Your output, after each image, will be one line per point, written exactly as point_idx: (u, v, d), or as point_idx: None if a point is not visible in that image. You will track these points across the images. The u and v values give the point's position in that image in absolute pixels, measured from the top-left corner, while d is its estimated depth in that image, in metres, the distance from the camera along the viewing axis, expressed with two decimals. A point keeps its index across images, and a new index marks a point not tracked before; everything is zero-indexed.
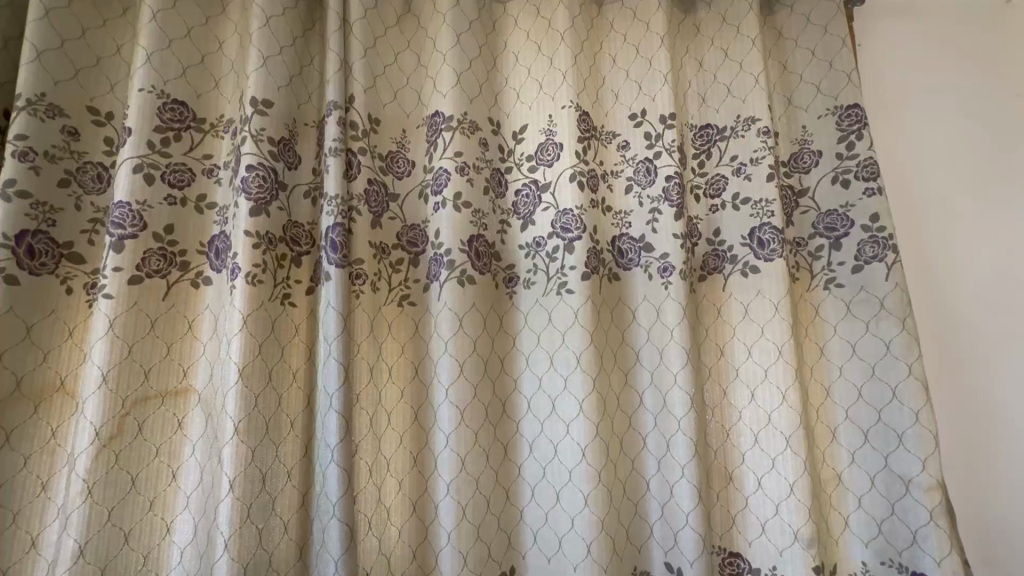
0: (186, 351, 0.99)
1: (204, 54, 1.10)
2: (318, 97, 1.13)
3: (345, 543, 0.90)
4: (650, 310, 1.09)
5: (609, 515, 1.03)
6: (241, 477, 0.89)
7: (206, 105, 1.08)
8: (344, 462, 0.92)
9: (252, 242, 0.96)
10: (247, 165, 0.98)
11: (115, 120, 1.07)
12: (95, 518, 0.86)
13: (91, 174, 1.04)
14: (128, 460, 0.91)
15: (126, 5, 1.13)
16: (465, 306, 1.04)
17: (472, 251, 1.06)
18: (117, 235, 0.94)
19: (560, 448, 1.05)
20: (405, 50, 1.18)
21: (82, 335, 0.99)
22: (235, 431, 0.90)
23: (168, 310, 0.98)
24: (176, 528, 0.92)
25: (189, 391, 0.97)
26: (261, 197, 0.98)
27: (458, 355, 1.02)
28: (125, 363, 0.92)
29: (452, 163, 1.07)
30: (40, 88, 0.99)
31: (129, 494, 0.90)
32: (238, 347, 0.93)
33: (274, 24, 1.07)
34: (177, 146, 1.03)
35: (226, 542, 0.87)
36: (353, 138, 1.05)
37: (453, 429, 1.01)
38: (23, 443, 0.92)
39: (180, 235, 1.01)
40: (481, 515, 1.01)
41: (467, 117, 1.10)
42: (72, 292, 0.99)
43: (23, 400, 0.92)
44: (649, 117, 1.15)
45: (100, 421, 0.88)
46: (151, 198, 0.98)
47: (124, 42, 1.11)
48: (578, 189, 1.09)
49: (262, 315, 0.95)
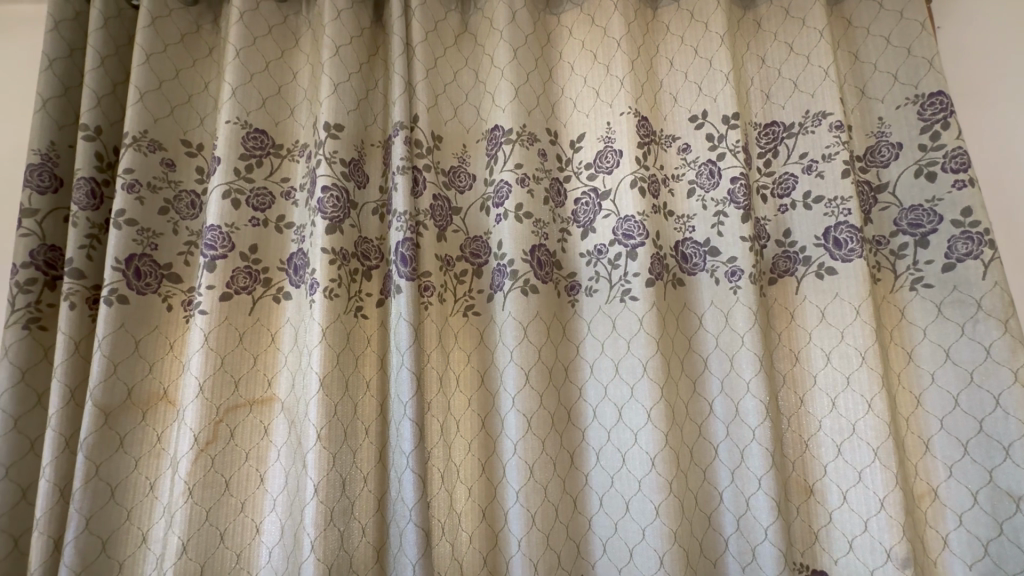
0: (270, 361, 1.06)
1: (280, 85, 1.18)
2: (383, 118, 1.18)
3: (421, 547, 0.93)
4: (718, 315, 1.06)
5: (682, 527, 1.01)
6: (324, 481, 0.94)
7: (283, 132, 1.16)
8: (419, 468, 0.95)
9: (328, 259, 1.02)
10: (322, 186, 1.05)
11: (205, 151, 1.17)
12: (195, 518, 0.93)
13: (186, 201, 1.14)
14: (222, 464, 0.98)
15: (212, 45, 1.23)
16: (529, 314, 1.05)
17: (535, 261, 1.07)
18: (210, 256, 1.02)
19: (627, 457, 1.03)
20: (463, 68, 1.21)
21: (180, 348, 1.08)
22: (318, 438, 0.95)
23: (254, 323, 1.06)
24: (265, 528, 0.99)
25: (273, 400, 1.04)
26: (336, 216, 1.04)
27: (523, 364, 1.03)
28: (218, 374, 0.99)
29: (513, 175, 1.09)
30: (143, 126, 1.10)
31: (224, 495, 0.97)
32: (318, 357, 0.98)
33: (343, 52, 1.13)
34: (259, 171, 1.11)
35: (312, 542, 0.92)
36: (418, 155, 1.10)
37: (520, 437, 1.02)
38: (135, 446, 1.01)
39: (263, 253, 1.08)
40: (551, 523, 1.02)
41: (526, 129, 1.12)
42: (172, 309, 1.09)
43: (134, 408, 1.02)
44: (710, 118, 1.13)
45: (198, 427, 0.95)
46: (239, 221, 1.06)
47: (210, 79, 1.22)
48: (640, 195, 1.09)
49: (338, 327, 1.01)
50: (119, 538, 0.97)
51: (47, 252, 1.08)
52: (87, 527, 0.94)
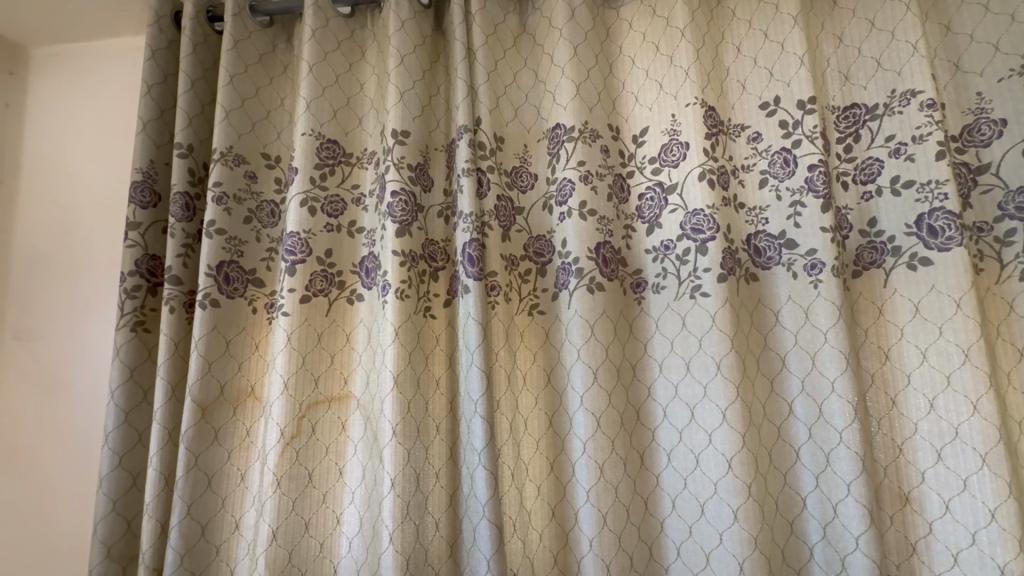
0: (346, 360, 1.11)
1: (349, 97, 1.24)
2: (446, 123, 1.21)
3: (494, 543, 0.94)
4: (797, 311, 1.01)
5: (763, 533, 0.96)
6: (400, 476, 0.97)
7: (353, 141, 1.21)
8: (491, 465, 0.97)
9: (399, 261, 1.06)
10: (392, 191, 1.08)
11: (282, 163, 1.25)
12: (283, 507, 0.99)
13: (267, 210, 1.22)
14: (305, 457, 1.03)
15: (286, 63, 1.31)
16: (596, 313, 1.04)
17: (600, 258, 1.06)
18: (290, 261, 1.08)
19: (701, 458, 1.00)
20: (523, 69, 1.22)
21: (265, 348, 1.16)
22: (393, 434, 0.99)
23: (331, 324, 1.11)
24: (344, 519, 1.03)
25: (349, 397, 1.09)
26: (405, 219, 1.07)
27: (591, 363, 1.02)
28: (300, 372, 1.05)
29: (576, 173, 1.08)
30: (229, 142, 1.18)
31: (308, 487, 1.02)
32: (392, 356, 1.02)
33: (408, 61, 1.17)
34: (332, 180, 1.17)
35: (390, 535, 0.96)
36: (481, 157, 1.11)
37: (589, 437, 1.01)
38: (227, 439, 1.09)
39: (337, 258, 1.14)
40: (622, 524, 1.00)
41: (588, 126, 1.11)
42: (256, 312, 1.16)
43: (226, 404, 1.10)
44: (784, 105, 1.08)
45: (284, 422, 1.01)
46: (315, 227, 1.12)
47: (286, 95, 1.29)
48: (709, 187, 1.05)
49: (410, 327, 1.04)
50: (216, 524, 1.05)
51: (149, 261, 1.19)
52: (189, 514, 1.02)
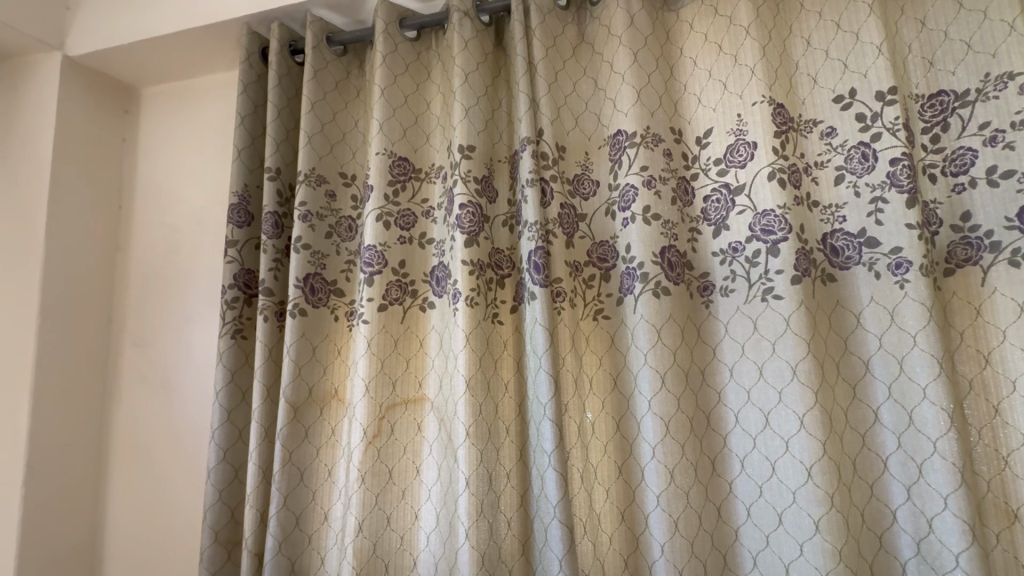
0: (420, 364, 1.18)
1: (417, 115, 1.31)
2: (509, 136, 1.26)
3: (566, 543, 0.97)
4: (881, 313, 0.97)
5: (848, 546, 0.92)
6: (474, 475, 1.02)
7: (422, 157, 1.29)
8: (561, 467, 0.99)
9: (468, 270, 1.10)
10: (460, 204, 1.13)
11: (357, 181, 1.35)
12: (367, 502, 1.06)
13: (345, 225, 1.32)
14: (385, 455, 1.10)
15: (359, 87, 1.41)
16: (663, 317, 1.04)
17: (665, 263, 1.06)
18: (368, 273, 1.15)
19: (777, 465, 0.97)
20: (582, 77, 1.24)
21: (346, 353, 1.25)
22: (467, 435, 1.04)
23: (406, 331, 1.18)
24: (422, 515, 1.09)
25: (423, 399, 1.15)
26: (472, 230, 1.12)
27: (658, 367, 1.02)
28: (380, 376, 1.12)
29: (639, 178, 1.09)
30: (312, 164, 1.28)
31: (388, 483, 1.09)
32: (464, 361, 1.07)
33: (472, 78, 1.22)
34: (404, 195, 1.24)
35: (467, 531, 1.00)
36: (544, 167, 1.14)
37: (659, 441, 1.00)
38: (316, 437, 1.19)
39: (410, 268, 1.21)
40: (695, 530, 0.99)
41: (650, 131, 1.11)
42: (338, 319, 1.26)
43: (314, 405, 1.19)
44: (860, 97, 1.04)
45: (367, 422, 1.09)
46: (389, 240, 1.19)
47: (359, 117, 1.39)
48: (780, 186, 1.03)
49: (480, 333, 1.09)
50: (308, 515, 1.15)
51: (244, 275, 1.31)
52: (285, 504, 1.12)
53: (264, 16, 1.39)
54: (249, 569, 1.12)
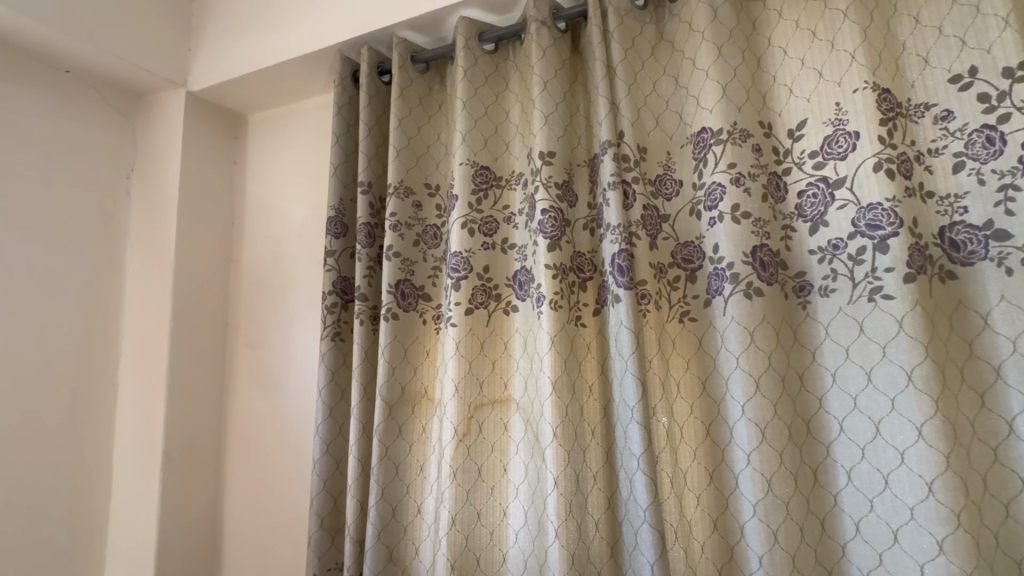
0: (505, 366, 1.21)
1: (497, 125, 1.35)
2: (588, 140, 1.27)
3: (658, 548, 0.95)
4: (1014, 313, 0.87)
5: (980, 569, 0.84)
6: (562, 475, 1.04)
7: (502, 165, 1.33)
8: (650, 471, 0.98)
9: (552, 274, 1.12)
10: (542, 209, 1.15)
11: (441, 191, 1.42)
12: (458, 497, 1.11)
13: (431, 233, 1.39)
14: (475, 453, 1.14)
15: (441, 102, 1.48)
16: (756, 319, 1.00)
17: (757, 263, 1.02)
18: (455, 278, 1.20)
19: (891, 478, 0.91)
20: (662, 76, 1.22)
21: (435, 354, 1.32)
22: (553, 435, 1.05)
23: (491, 333, 1.22)
24: (510, 513, 1.13)
25: (509, 400, 1.19)
26: (555, 235, 1.14)
27: (752, 371, 0.98)
28: (468, 376, 1.17)
29: (726, 176, 1.06)
30: (400, 177, 1.36)
31: (478, 480, 1.14)
32: (550, 363, 1.09)
33: (550, 85, 1.24)
34: (486, 202, 1.28)
35: (556, 530, 1.02)
36: (626, 169, 1.13)
37: (754, 448, 0.96)
38: (409, 434, 1.26)
39: (494, 273, 1.25)
40: (797, 544, 0.93)
41: (738, 126, 1.08)
42: (426, 322, 1.33)
43: (406, 404, 1.27)
44: (983, 74, 0.95)
45: (457, 421, 1.14)
46: (474, 246, 1.23)
47: (442, 130, 1.47)
48: (888, 177, 0.96)
49: (564, 335, 1.10)
50: (403, 507, 1.22)
51: (342, 282, 1.42)
52: (383, 496, 1.20)
53: (354, 42, 1.50)
54: (351, 554, 1.21)
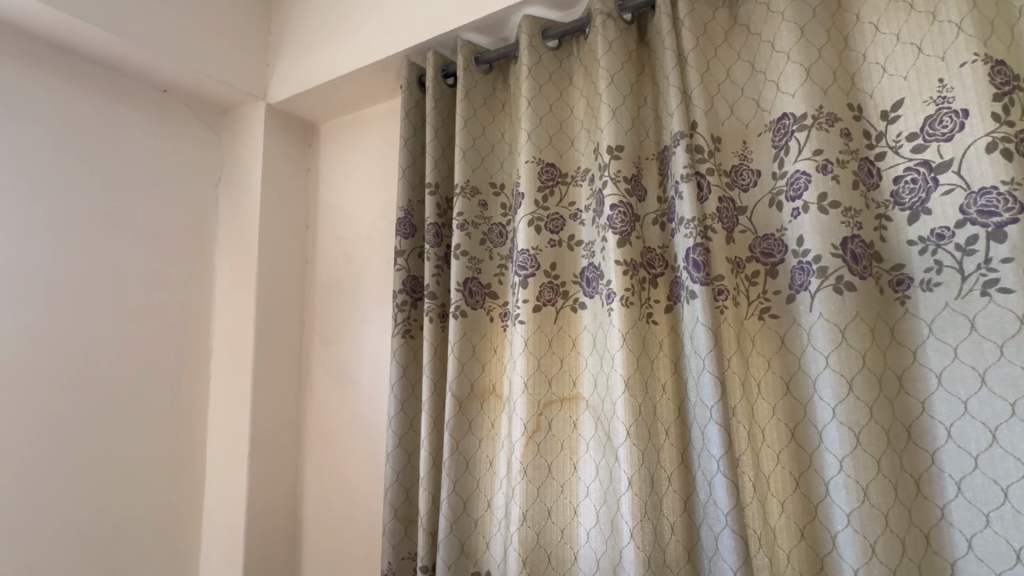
0: (574, 363, 1.21)
1: (561, 121, 1.35)
2: (656, 132, 1.24)
3: (741, 556, 0.91)
4: None
5: None
6: (637, 475, 1.01)
7: (567, 162, 1.32)
8: (731, 473, 0.94)
9: (622, 270, 1.10)
10: (611, 204, 1.13)
11: (506, 190, 1.43)
12: (529, 494, 1.12)
13: (496, 232, 1.41)
14: (544, 450, 1.15)
15: (504, 101, 1.50)
16: (847, 316, 0.93)
17: (848, 255, 0.95)
18: (522, 275, 1.20)
19: (1011, 492, 0.82)
20: (736, 62, 1.17)
21: (502, 352, 1.34)
22: (627, 434, 1.03)
23: (559, 331, 1.22)
24: (581, 511, 1.12)
25: (577, 398, 1.18)
26: (624, 230, 1.12)
27: (843, 371, 0.92)
28: (537, 374, 1.17)
29: (812, 163, 0.99)
30: (466, 177, 1.38)
31: (548, 477, 1.14)
32: (622, 361, 1.07)
33: (618, 78, 1.21)
34: (552, 199, 1.28)
35: (631, 531, 1.00)
36: (699, 160, 1.09)
37: (846, 453, 0.90)
38: (479, 430, 1.29)
39: (561, 270, 1.25)
40: (898, 559, 0.86)
41: (824, 110, 1.01)
42: (493, 320, 1.35)
43: (476, 400, 1.29)
44: None
45: (527, 418, 1.14)
46: (541, 243, 1.23)
47: (506, 130, 1.48)
48: (1005, 158, 0.87)
49: (636, 333, 1.08)
50: (474, 501, 1.25)
51: (411, 281, 1.46)
52: (454, 490, 1.22)
53: (420, 48, 1.54)
54: (425, 545, 1.25)
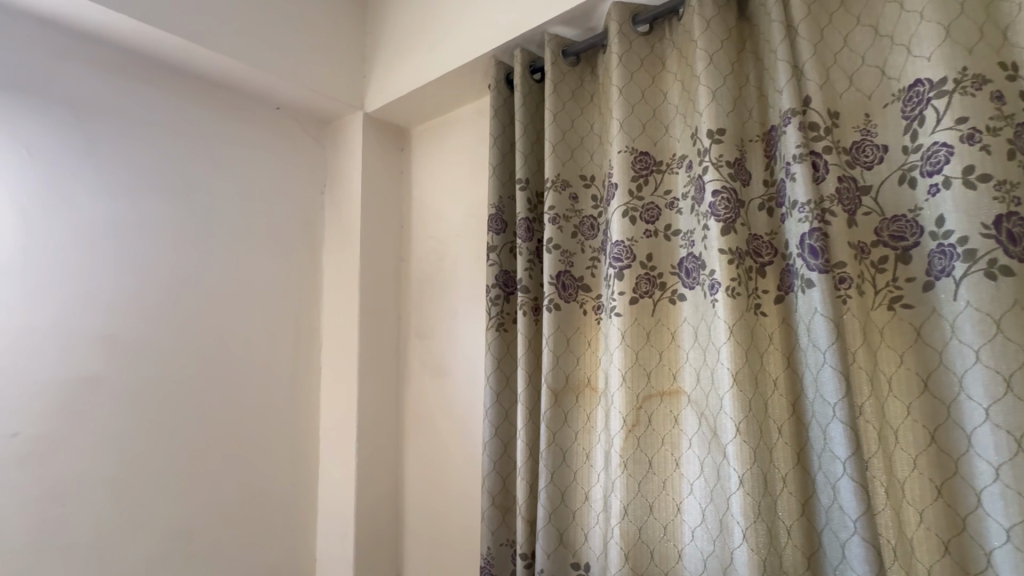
0: (673, 357, 1.17)
1: (654, 108, 1.31)
2: (761, 112, 1.16)
3: (873, 566, 0.83)
4: None
5: None
6: (748, 475, 0.97)
7: (661, 149, 1.28)
8: (860, 476, 0.86)
9: (727, 259, 1.05)
10: (712, 191, 1.08)
11: (596, 181, 1.42)
12: (631, 488, 1.10)
13: (587, 224, 1.40)
14: (645, 445, 1.13)
15: (593, 93, 1.48)
16: (1003, 304, 0.81)
17: (1004, 236, 0.82)
18: (618, 267, 1.18)
19: None
20: (855, 28, 1.06)
21: (597, 345, 1.33)
22: (736, 431, 0.99)
23: (657, 323, 1.19)
24: (684, 509, 1.08)
25: (678, 392, 1.14)
26: (728, 217, 1.06)
27: (998, 367, 0.81)
28: (636, 367, 1.15)
29: (954, 133, 0.88)
30: (556, 170, 1.38)
31: (649, 472, 1.12)
32: (728, 354, 1.02)
33: (717, 57, 1.15)
34: (647, 188, 1.25)
35: (744, 532, 0.96)
36: (814, 138, 1.01)
37: (1003, 460, 0.79)
38: (575, 422, 1.29)
39: (657, 261, 1.22)
40: None
41: (968, 72, 0.89)
42: (587, 313, 1.35)
43: (571, 392, 1.30)
44: None
45: (625, 412, 1.12)
46: (636, 234, 1.21)
47: (594, 121, 1.46)
48: None
49: (744, 325, 1.03)
50: (571, 492, 1.26)
51: (503, 276, 1.50)
52: (553, 481, 1.24)
53: (507, 47, 1.56)
54: (524, 534, 1.28)
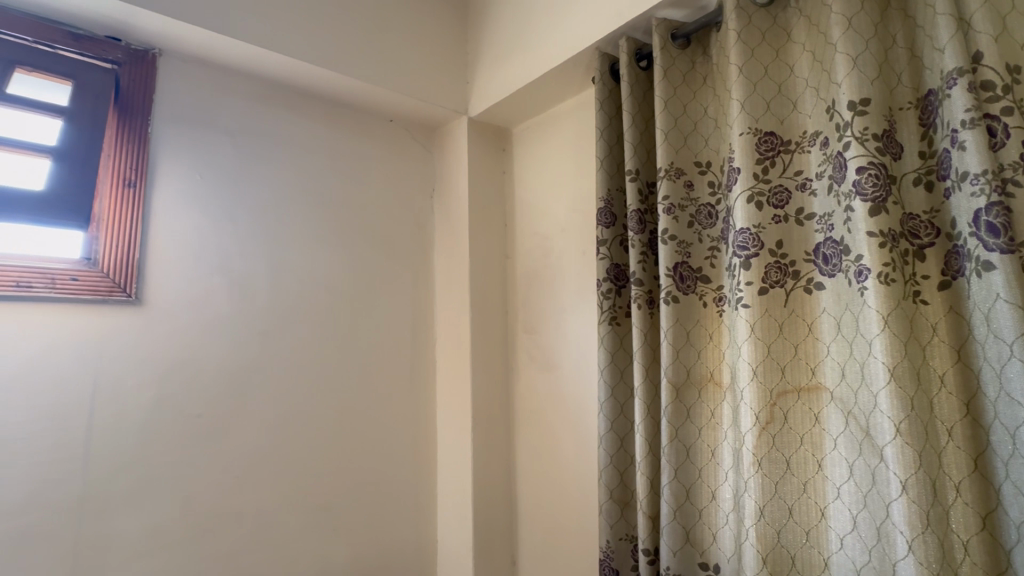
0: (812, 350, 1.09)
1: (779, 83, 1.22)
2: (914, 75, 1.03)
3: None
4: None
5: None
6: (913, 480, 0.87)
7: (789, 127, 1.19)
8: None
9: (877, 242, 0.95)
10: (857, 168, 0.98)
11: (713, 167, 1.36)
12: (766, 489, 1.05)
13: (705, 212, 1.34)
14: (782, 444, 1.06)
15: (706, 74, 1.41)
16: None
17: None
18: (743, 256, 1.12)
19: None
20: None
21: (719, 338, 1.28)
22: (896, 432, 0.90)
23: (791, 315, 1.11)
24: (831, 514, 1.00)
25: (819, 389, 1.06)
26: (877, 196, 0.96)
27: None
28: (767, 361, 1.09)
29: None
30: (669, 158, 1.34)
31: (787, 473, 1.05)
32: (883, 347, 0.93)
33: (857, 21, 1.04)
34: (774, 170, 1.17)
35: (909, 543, 0.86)
36: (988, 100, 0.88)
37: None
38: (697, 418, 1.25)
39: (789, 247, 1.13)
40: None
41: None
42: (707, 305, 1.30)
43: (693, 387, 1.26)
44: None
45: (758, 408, 1.07)
46: (763, 220, 1.13)
47: (709, 103, 1.40)
48: None
49: (900, 315, 0.93)
50: (697, 489, 1.22)
51: (614, 269, 1.49)
52: (677, 477, 1.21)
53: (611, 37, 1.54)
54: (646, 530, 1.26)
